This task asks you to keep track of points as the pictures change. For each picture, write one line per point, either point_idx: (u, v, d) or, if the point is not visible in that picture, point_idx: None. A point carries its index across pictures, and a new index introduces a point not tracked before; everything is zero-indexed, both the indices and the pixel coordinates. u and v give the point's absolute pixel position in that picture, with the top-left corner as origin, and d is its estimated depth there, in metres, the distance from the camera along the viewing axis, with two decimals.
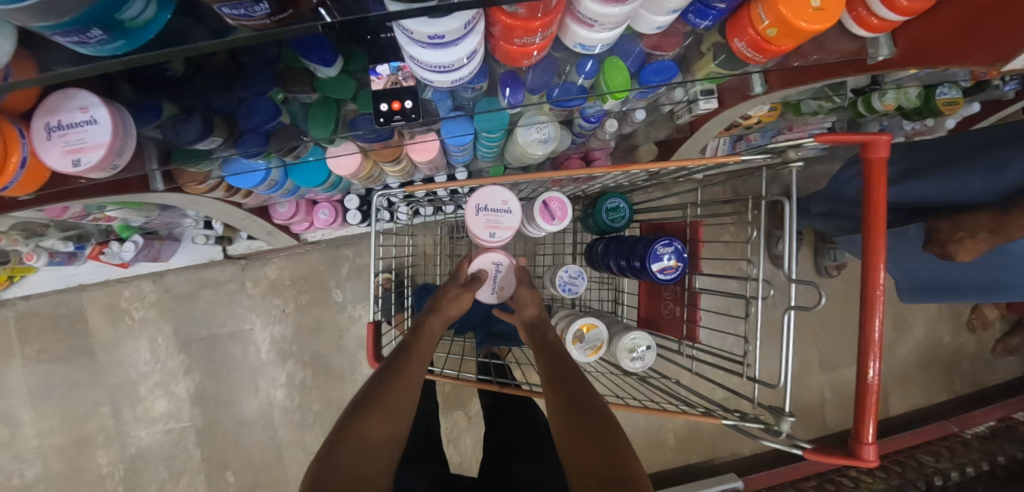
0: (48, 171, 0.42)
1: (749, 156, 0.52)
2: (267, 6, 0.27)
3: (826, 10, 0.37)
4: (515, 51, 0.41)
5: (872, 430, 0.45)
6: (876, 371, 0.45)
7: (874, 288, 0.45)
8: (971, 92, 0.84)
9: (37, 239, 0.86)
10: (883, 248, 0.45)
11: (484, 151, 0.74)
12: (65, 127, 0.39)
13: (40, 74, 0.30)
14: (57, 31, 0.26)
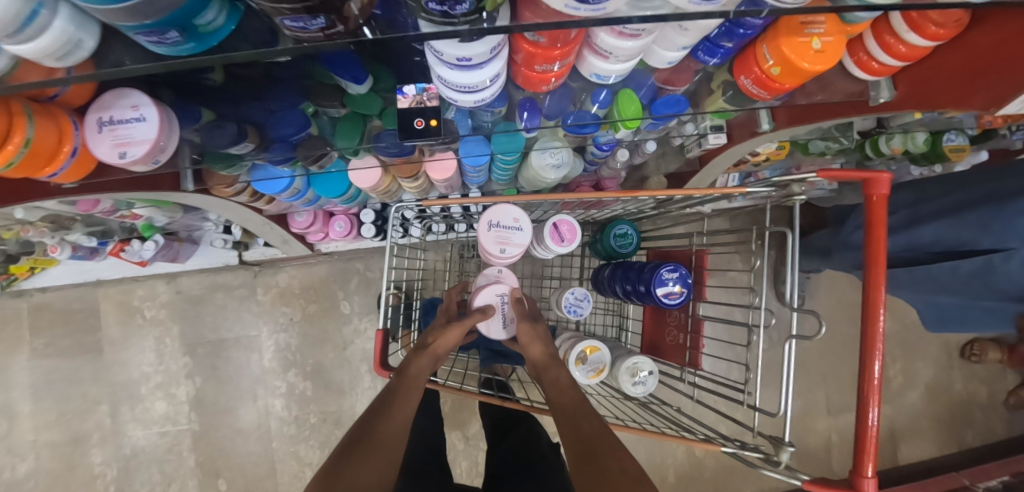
0: (93, 162, 0.45)
1: (754, 187, 0.54)
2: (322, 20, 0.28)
3: (827, 52, 0.39)
4: (535, 77, 0.44)
5: (872, 465, 0.45)
6: (876, 417, 0.45)
7: (874, 323, 0.45)
8: (977, 140, 0.86)
9: (63, 233, 0.91)
10: (883, 290, 0.45)
11: (499, 174, 0.77)
12: (116, 123, 0.42)
13: (97, 73, 0.31)
14: (140, 29, 0.28)
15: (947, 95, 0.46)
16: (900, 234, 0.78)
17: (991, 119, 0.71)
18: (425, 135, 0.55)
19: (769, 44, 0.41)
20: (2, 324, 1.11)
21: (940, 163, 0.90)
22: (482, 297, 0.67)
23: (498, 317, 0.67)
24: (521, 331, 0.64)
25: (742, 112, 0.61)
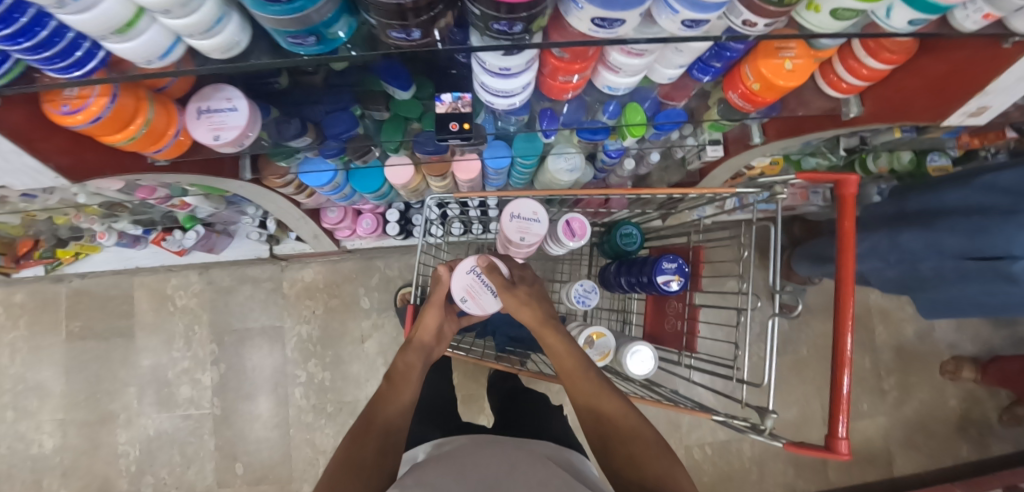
0: (190, 142, 0.55)
1: (744, 188, 0.63)
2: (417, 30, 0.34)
3: (797, 73, 0.49)
4: (557, 87, 0.53)
5: (844, 426, 0.52)
6: (846, 425, 0.52)
7: (845, 301, 0.54)
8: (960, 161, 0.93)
9: (111, 221, 1.01)
10: (852, 300, 0.54)
11: (517, 177, 0.86)
12: (214, 112, 0.51)
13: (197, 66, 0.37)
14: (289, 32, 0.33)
15: (906, 111, 0.57)
16: (883, 243, 0.85)
17: (967, 140, 0.80)
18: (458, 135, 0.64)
19: (750, 65, 0.51)
20: (42, 307, 1.18)
21: None
22: (455, 282, 0.66)
23: (481, 289, 0.66)
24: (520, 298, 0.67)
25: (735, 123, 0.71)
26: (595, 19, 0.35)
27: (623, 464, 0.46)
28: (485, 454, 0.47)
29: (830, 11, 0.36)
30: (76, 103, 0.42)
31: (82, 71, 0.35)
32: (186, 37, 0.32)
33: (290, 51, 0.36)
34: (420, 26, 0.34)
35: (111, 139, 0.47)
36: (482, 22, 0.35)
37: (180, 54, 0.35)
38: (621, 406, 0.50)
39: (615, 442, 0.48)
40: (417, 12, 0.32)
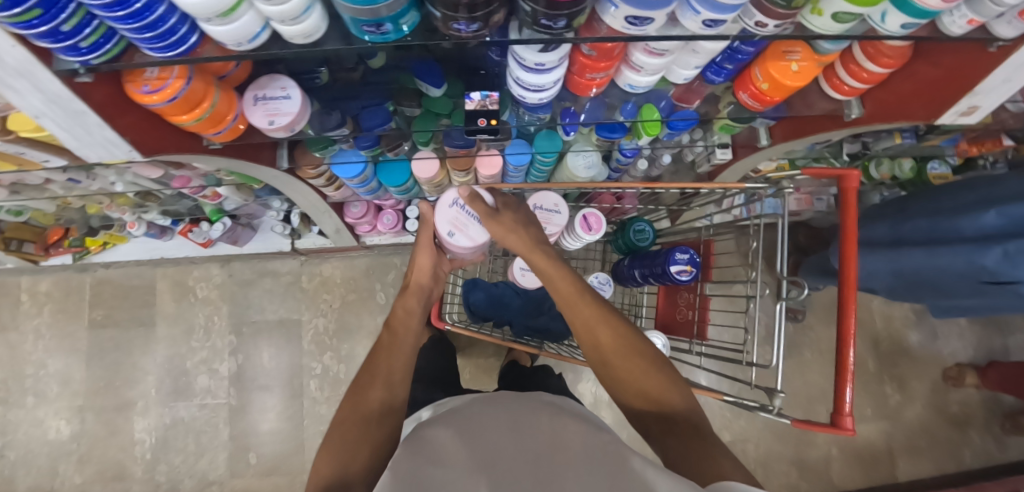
0: (244, 127, 0.60)
1: (754, 184, 0.69)
2: (474, 25, 0.39)
3: (803, 74, 0.54)
4: (583, 83, 0.57)
5: (848, 404, 0.59)
6: (850, 418, 0.59)
7: (849, 282, 0.60)
8: (959, 169, 0.97)
9: (141, 212, 1.06)
10: (856, 306, 0.59)
11: (535, 174, 0.91)
12: (269, 99, 0.56)
13: (268, 51, 0.41)
14: (366, 22, 0.38)
15: (904, 109, 0.61)
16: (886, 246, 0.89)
17: (965, 148, 0.85)
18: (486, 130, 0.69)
19: (760, 67, 0.56)
20: (67, 296, 1.21)
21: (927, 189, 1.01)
22: (439, 218, 0.65)
23: (466, 219, 0.64)
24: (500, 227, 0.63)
25: (745, 125, 0.76)
26: (628, 18, 0.39)
27: (633, 397, 0.51)
28: (490, 403, 0.47)
29: (832, 14, 0.41)
30: (155, 84, 0.47)
31: (175, 53, 0.41)
32: (274, 22, 0.37)
33: (359, 37, 0.41)
34: (476, 21, 0.39)
35: (182, 118, 0.52)
36: (531, 19, 0.40)
37: (265, 39, 0.39)
38: (630, 340, 0.53)
39: (624, 375, 0.51)
40: (476, 9, 0.37)
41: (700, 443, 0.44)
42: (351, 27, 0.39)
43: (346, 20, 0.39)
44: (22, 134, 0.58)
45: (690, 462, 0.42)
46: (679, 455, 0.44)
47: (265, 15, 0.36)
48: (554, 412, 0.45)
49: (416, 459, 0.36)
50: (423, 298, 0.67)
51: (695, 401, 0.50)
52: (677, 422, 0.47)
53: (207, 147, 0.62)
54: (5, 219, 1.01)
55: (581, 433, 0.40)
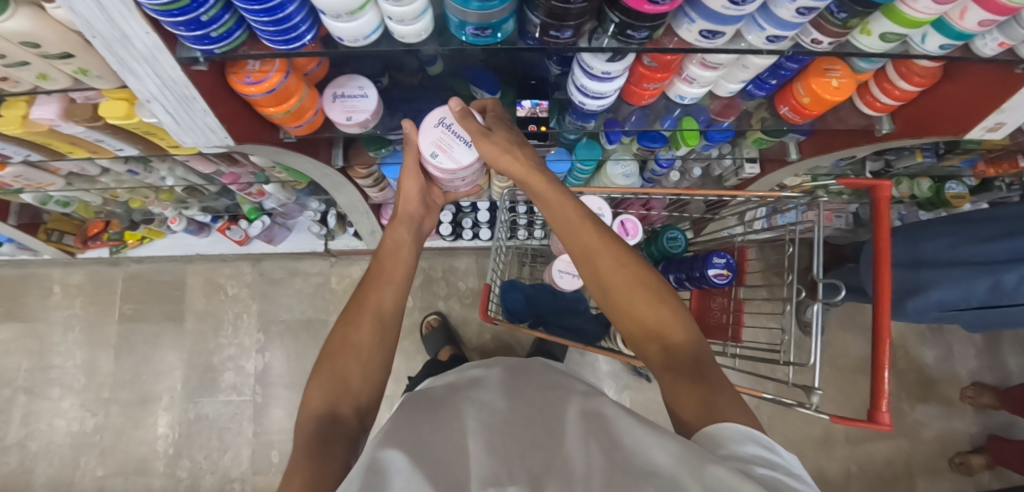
0: (321, 121, 0.64)
1: (790, 193, 0.74)
2: (568, 32, 0.44)
3: (843, 89, 0.59)
4: (639, 93, 0.62)
5: (885, 402, 0.61)
6: (887, 416, 0.61)
7: (883, 288, 0.63)
8: (975, 190, 1.03)
9: (182, 207, 1.09)
10: (889, 312, 0.62)
11: (573, 181, 0.96)
12: (347, 97, 0.61)
13: (375, 48, 0.46)
14: (473, 26, 0.42)
15: (934, 127, 0.65)
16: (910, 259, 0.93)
17: (982, 168, 0.90)
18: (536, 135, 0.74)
19: (802, 83, 0.61)
20: (98, 289, 1.23)
21: (944, 209, 1.06)
22: (426, 137, 0.69)
23: (452, 141, 0.69)
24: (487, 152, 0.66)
25: (777, 139, 0.82)
26: (702, 32, 0.44)
27: (640, 331, 0.55)
28: (500, 375, 0.53)
29: (880, 34, 0.46)
30: (257, 76, 0.51)
31: (292, 45, 0.45)
32: (392, 21, 0.41)
33: (461, 39, 0.45)
34: (570, 28, 0.43)
35: (270, 110, 0.56)
36: (618, 30, 0.44)
37: (378, 37, 0.44)
38: (638, 279, 0.57)
39: (633, 313, 0.56)
40: (572, 18, 0.42)
41: (701, 374, 0.48)
42: (458, 29, 0.44)
43: (454, 23, 0.43)
44: (110, 119, 0.62)
45: (692, 394, 0.46)
46: (681, 388, 0.48)
47: (388, 14, 0.41)
48: (555, 384, 0.50)
49: (424, 418, 0.44)
50: (412, 226, 0.76)
51: (700, 335, 0.54)
52: (679, 355, 0.51)
53: (281, 139, 0.67)
54: (51, 210, 1.03)
55: (575, 397, 0.45)
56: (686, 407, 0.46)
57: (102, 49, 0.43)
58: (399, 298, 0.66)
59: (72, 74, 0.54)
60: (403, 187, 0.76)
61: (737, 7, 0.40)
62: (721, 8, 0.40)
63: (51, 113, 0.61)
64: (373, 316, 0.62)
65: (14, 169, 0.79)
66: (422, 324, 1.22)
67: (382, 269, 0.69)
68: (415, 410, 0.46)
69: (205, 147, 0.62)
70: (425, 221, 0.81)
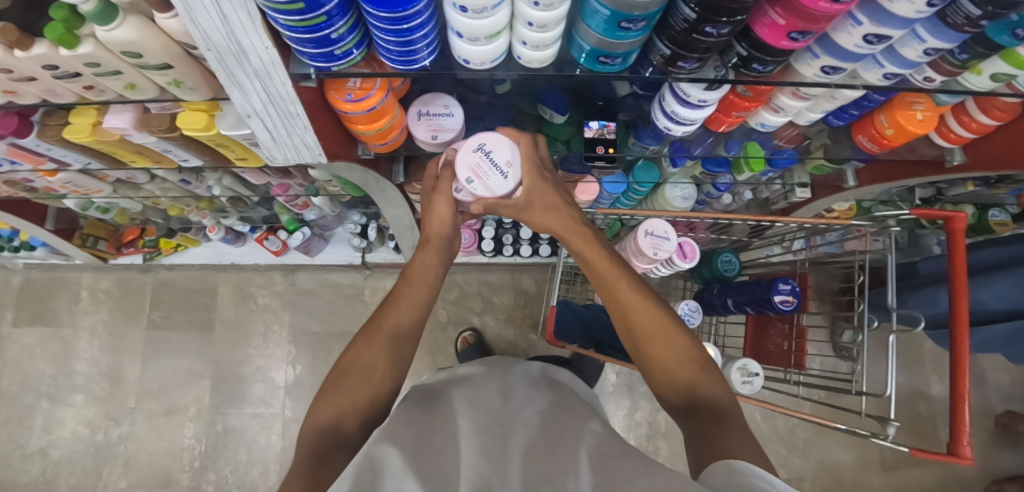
0: (401, 139, 0.64)
1: (860, 221, 0.74)
2: (693, 64, 0.45)
3: (928, 122, 0.59)
4: (725, 120, 0.62)
5: (967, 436, 0.61)
6: (968, 449, 0.61)
7: (960, 319, 0.63)
8: (1018, 217, 1.03)
9: (221, 216, 1.06)
10: (968, 345, 0.62)
11: (625, 201, 0.95)
12: (433, 115, 0.60)
13: (495, 70, 0.46)
14: (605, 54, 0.43)
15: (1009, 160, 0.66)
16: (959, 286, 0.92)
17: None
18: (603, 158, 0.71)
19: (885, 114, 0.61)
20: (126, 295, 1.23)
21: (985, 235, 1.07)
22: (460, 161, 0.61)
23: (489, 168, 0.61)
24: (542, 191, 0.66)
25: (838, 166, 0.81)
26: (824, 67, 0.45)
27: (665, 374, 0.57)
28: (507, 398, 0.57)
29: (991, 74, 0.47)
30: (357, 93, 0.50)
31: (411, 65, 0.45)
32: (525, 46, 0.41)
33: (588, 67, 0.46)
34: (699, 61, 0.44)
35: (360, 127, 0.56)
36: (742, 63, 0.45)
37: (503, 59, 0.44)
38: (671, 326, 0.59)
39: (662, 357, 0.58)
40: (703, 50, 0.42)
41: (723, 422, 0.49)
42: (587, 58, 0.44)
43: (583, 51, 0.44)
44: (187, 131, 0.60)
45: (711, 438, 0.47)
46: (701, 431, 0.49)
47: (522, 40, 0.41)
48: (560, 414, 0.54)
49: (424, 428, 0.48)
50: (443, 250, 0.70)
51: (723, 384, 0.56)
52: (703, 402, 0.53)
53: (358, 156, 0.67)
54: (89, 215, 1.02)
55: (578, 433, 0.49)
56: (702, 449, 0.46)
57: (214, 64, 0.43)
58: (418, 316, 0.63)
59: (165, 86, 0.53)
60: (435, 209, 0.68)
61: (868, 47, 0.41)
62: (852, 47, 0.41)
63: (124, 122, 0.60)
64: (389, 337, 0.58)
65: (64, 175, 0.78)
66: (457, 340, 1.20)
67: (404, 289, 0.64)
68: (418, 417, 0.50)
69: (290, 163, 0.62)
70: (456, 242, 0.74)
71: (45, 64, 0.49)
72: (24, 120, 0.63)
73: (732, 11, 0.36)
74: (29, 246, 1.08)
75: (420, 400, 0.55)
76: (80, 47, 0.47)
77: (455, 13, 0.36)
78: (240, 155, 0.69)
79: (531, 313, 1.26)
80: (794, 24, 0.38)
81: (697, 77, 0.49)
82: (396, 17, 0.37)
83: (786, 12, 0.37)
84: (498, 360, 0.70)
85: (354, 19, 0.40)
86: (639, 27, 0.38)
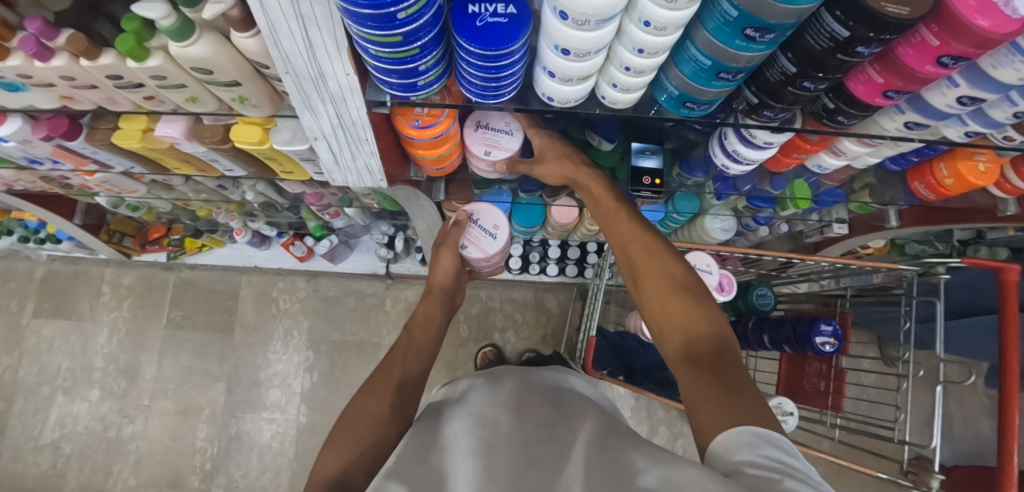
0: (456, 164, 0.64)
1: (905, 266, 0.69)
2: (775, 113, 0.44)
3: (990, 174, 0.57)
4: (784, 161, 0.61)
5: None
6: None
7: (1010, 369, 0.62)
8: None
9: (249, 219, 1.06)
10: (1018, 401, 0.61)
11: (661, 227, 0.95)
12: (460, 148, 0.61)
13: (577, 109, 0.45)
14: (693, 101, 0.42)
15: None
16: None
17: None
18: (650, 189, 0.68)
19: (946, 163, 0.59)
20: (149, 291, 1.24)
21: None
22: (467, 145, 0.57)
23: (494, 134, 0.58)
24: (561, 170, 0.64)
25: (881, 207, 0.78)
26: (907, 123, 0.45)
27: (668, 326, 0.55)
28: (515, 415, 0.52)
29: None
30: (425, 120, 0.49)
31: (492, 99, 0.44)
32: (614, 88, 0.41)
33: (671, 111, 0.45)
34: (784, 112, 0.44)
35: (421, 153, 0.55)
36: (826, 114, 0.45)
37: (587, 99, 0.43)
38: (668, 270, 0.59)
39: (665, 314, 0.56)
40: (790, 102, 0.42)
41: (725, 376, 0.46)
42: (673, 103, 0.44)
43: (670, 96, 0.43)
44: (239, 144, 0.59)
45: (709, 396, 0.44)
46: (699, 386, 0.46)
47: (613, 82, 0.40)
48: (565, 423, 0.52)
49: (429, 456, 0.47)
50: (445, 300, 0.81)
51: (730, 336, 0.53)
52: (703, 352, 0.50)
53: (411, 178, 0.66)
54: (119, 212, 1.04)
55: (579, 441, 0.46)
56: (701, 413, 0.44)
57: (291, 87, 0.42)
58: (421, 370, 0.69)
59: (228, 101, 0.51)
60: (441, 262, 0.81)
61: (960, 107, 0.41)
62: (943, 106, 0.41)
63: (177, 131, 0.59)
64: (396, 389, 0.63)
65: (103, 176, 0.79)
66: (477, 356, 1.19)
67: (410, 341, 0.73)
68: (419, 446, 0.49)
69: (349, 185, 0.62)
70: (457, 295, 0.85)
71: (110, 74, 0.48)
72: (74, 122, 0.62)
73: (833, 69, 0.36)
74: (55, 239, 1.10)
75: (423, 426, 0.55)
76: (148, 60, 0.45)
77: (555, 55, 0.36)
78: (286, 168, 0.68)
79: (551, 332, 1.25)
80: (892, 84, 0.38)
81: (775, 128, 0.48)
82: (491, 55, 0.36)
83: (884, 71, 0.38)
84: (511, 371, 0.68)
85: (442, 52, 0.39)
86: (737, 78, 0.38)
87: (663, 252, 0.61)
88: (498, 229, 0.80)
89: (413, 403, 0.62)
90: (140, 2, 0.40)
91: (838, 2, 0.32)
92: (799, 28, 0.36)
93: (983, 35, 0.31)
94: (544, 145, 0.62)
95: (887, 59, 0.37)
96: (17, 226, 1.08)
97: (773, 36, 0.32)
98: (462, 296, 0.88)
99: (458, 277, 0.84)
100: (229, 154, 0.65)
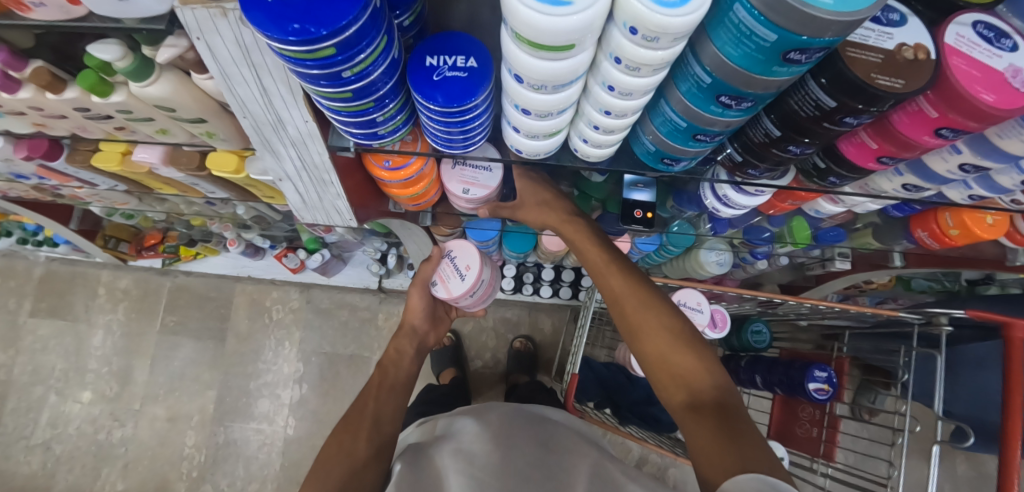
0: (436, 198, 0.62)
1: (906, 313, 0.66)
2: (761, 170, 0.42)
3: (998, 226, 0.54)
4: (779, 205, 0.58)
5: None
6: None
7: (1012, 430, 0.57)
8: None
9: (243, 230, 1.04)
10: (1016, 464, 0.56)
11: (656, 256, 0.92)
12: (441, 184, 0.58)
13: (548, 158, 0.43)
14: (670, 158, 0.40)
15: None
16: None
17: None
18: (640, 223, 0.62)
19: (952, 213, 0.55)
20: (144, 296, 1.25)
21: None
22: (446, 182, 0.55)
23: (473, 169, 0.55)
24: (544, 210, 0.62)
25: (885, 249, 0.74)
26: (906, 185, 0.43)
27: (668, 381, 0.52)
28: (502, 453, 0.52)
29: None
30: (396, 161, 0.48)
31: (463, 149, 0.43)
32: (585, 143, 0.38)
33: (650, 164, 0.43)
34: (770, 170, 0.42)
35: (396, 192, 0.54)
36: (817, 173, 0.43)
37: (556, 149, 0.41)
38: (664, 320, 0.55)
39: (666, 366, 0.52)
40: (776, 162, 0.39)
41: (733, 429, 0.44)
42: (651, 159, 0.42)
43: (648, 152, 0.41)
44: (217, 172, 0.58)
45: (718, 452, 0.42)
46: (707, 444, 0.44)
47: (583, 137, 0.38)
48: (554, 466, 0.51)
49: None
50: (415, 338, 0.79)
51: (731, 382, 0.50)
52: (708, 406, 0.47)
53: (390, 209, 0.65)
54: (114, 219, 1.04)
55: None
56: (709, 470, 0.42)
57: (250, 131, 0.41)
58: (399, 410, 0.67)
59: (198, 134, 0.51)
60: (413, 302, 0.80)
61: (963, 174, 0.38)
62: (944, 172, 0.38)
63: (154, 157, 0.58)
64: (371, 426, 0.61)
65: (91, 189, 0.79)
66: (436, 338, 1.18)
67: (382, 379, 0.71)
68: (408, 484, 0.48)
69: (319, 220, 0.63)
70: (431, 334, 0.84)
71: (77, 106, 0.47)
72: (55, 143, 0.61)
73: (819, 136, 0.33)
74: (52, 242, 1.11)
75: (411, 466, 0.52)
76: (113, 95, 0.44)
77: (517, 113, 0.34)
78: (267, 193, 0.67)
79: (543, 353, 1.23)
80: (885, 150, 0.36)
81: (769, 181, 0.45)
82: (448, 110, 0.34)
83: (878, 137, 0.35)
84: (497, 406, 0.66)
85: (402, 100, 0.37)
86: (715, 139, 0.36)
87: (657, 304, 0.56)
88: (469, 270, 0.73)
89: (388, 434, 0.61)
90: (93, 41, 0.37)
91: (823, 69, 0.28)
92: (781, 91, 0.33)
93: (987, 110, 0.28)
94: (525, 187, 0.60)
95: (881, 126, 0.34)
96: (16, 228, 1.09)
97: (751, 104, 0.30)
98: (439, 335, 0.86)
99: (433, 314, 0.82)
100: (207, 179, 0.64)
